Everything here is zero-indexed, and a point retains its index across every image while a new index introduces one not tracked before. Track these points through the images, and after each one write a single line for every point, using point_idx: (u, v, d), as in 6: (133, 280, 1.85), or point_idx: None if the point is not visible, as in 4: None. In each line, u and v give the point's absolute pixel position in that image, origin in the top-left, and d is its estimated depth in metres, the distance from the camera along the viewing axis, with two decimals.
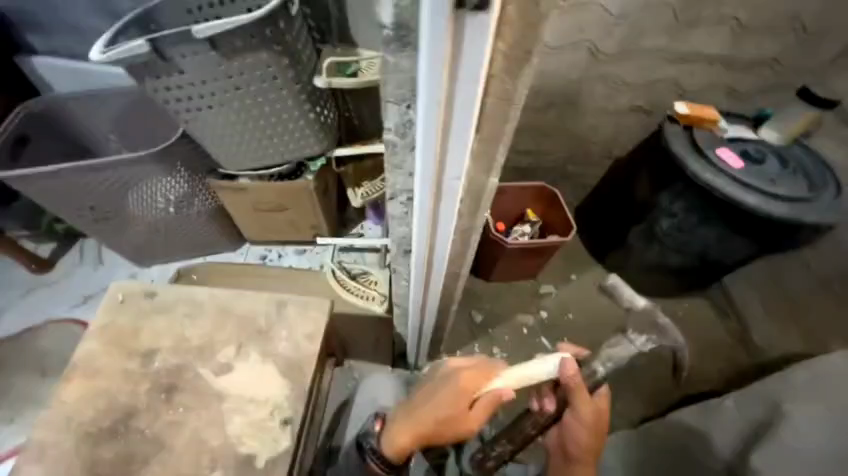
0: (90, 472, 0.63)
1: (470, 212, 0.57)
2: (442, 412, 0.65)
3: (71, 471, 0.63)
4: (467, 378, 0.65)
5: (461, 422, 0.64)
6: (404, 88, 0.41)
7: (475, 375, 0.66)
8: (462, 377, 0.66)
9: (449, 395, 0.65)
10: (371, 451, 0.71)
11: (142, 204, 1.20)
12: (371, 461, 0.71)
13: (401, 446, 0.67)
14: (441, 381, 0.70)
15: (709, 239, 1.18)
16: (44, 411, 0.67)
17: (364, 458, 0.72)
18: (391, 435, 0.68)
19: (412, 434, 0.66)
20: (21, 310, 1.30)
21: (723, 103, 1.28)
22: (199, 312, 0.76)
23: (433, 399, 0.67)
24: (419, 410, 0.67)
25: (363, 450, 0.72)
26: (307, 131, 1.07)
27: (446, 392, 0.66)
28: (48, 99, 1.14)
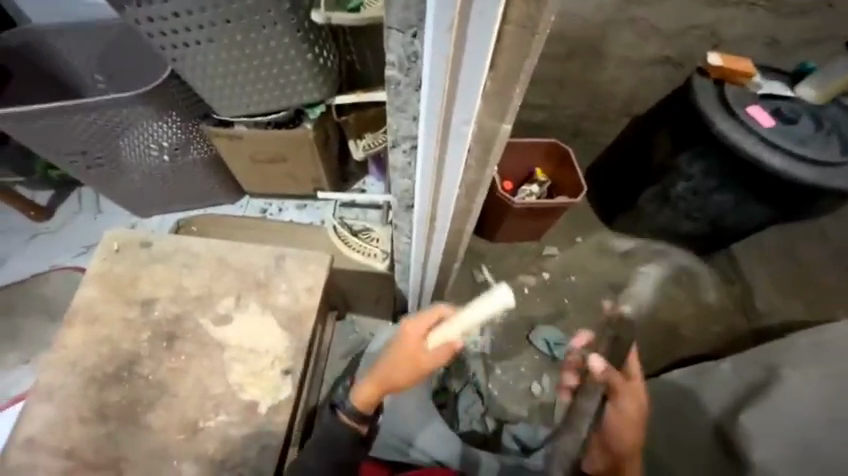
0: (98, 412, 0.65)
1: (478, 163, 0.53)
2: (393, 367, 0.64)
3: (81, 411, 0.65)
4: (410, 332, 0.64)
5: (411, 368, 0.64)
6: (410, 10, 0.36)
7: (419, 325, 0.65)
8: (406, 331, 0.65)
9: (397, 353, 0.64)
10: (342, 406, 0.71)
11: (135, 151, 1.15)
12: (342, 416, 0.71)
13: (366, 400, 0.68)
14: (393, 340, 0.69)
15: (725, 203, 1.15)
16: (48, 355, 0.68)
17: (336, 416, 0.71)
18: (358, 389, 0.69)
19: (374, 384, 0.67)
20: (24, 257, 1.30)
21: (762, 54, 1.16)
22: (197, 263, 0.75)
23: (386, 358, 0.67)
24: (378, 367, 0.68)
25: (335, 410, 0.71)
26: (306, 74, 0.99)
27: (396, 351, 0.65)
28: (26, 32, 1.06)
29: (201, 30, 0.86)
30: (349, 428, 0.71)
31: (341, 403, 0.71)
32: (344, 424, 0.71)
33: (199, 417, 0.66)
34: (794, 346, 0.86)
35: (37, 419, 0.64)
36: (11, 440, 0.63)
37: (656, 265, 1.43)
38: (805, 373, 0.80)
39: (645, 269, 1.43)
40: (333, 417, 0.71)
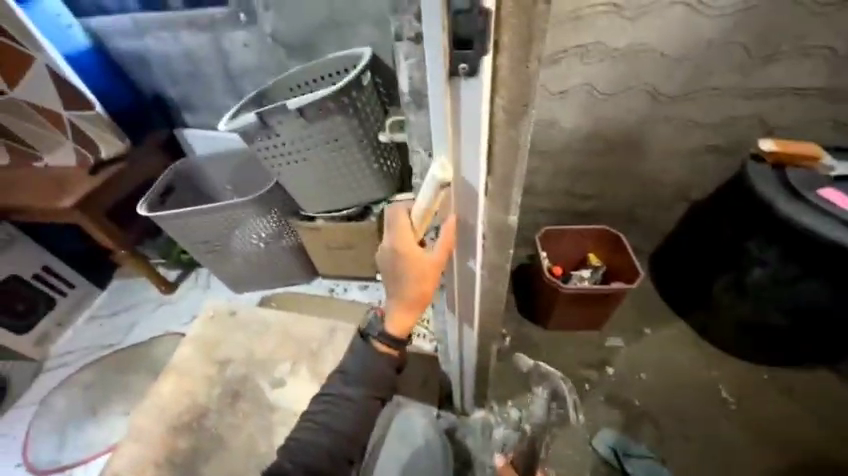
0: (167, 460, 0.75)
1: (495, 249, 0.60)
2: (410, 278, 0.59)
3: (154, 457, 0.75)
4: (403, 241, 0.57)
5: (427, 266, 0.58)
6: (424, 139, 0.48)
7: (404, 227, 0.57)
8: (398, 243, 0.57)
9: (406, 263, 0.58)
10: (373, 332, 0.67)
11: (241, 240, 1.46)
12: (374, 343, 0.67)
13: (403, 326, 0.65)
14: (387, 262, 0.60)
15: (821, 296, 0.98)
16: (144, 401, 0.83)
17: (370, 344, 0.67)
18: (386, 319, 0.66)
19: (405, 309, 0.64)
20: (149, 322, 1.62)
21: (828, 137, 1.11)
22: (266, 331, 0.89)
23: (397, 279, 0.61)
24: (395, 291, 0.62)
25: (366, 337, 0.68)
26: (372, 179, 1.23)
27: (403, 264, 0.58)
28: (189, 160, 1.50)
29: (298, 153, 1.15)
30: (384, 355, 0.67)
31: (369, 329, 0.67)
32: (379, 352, 0.67)
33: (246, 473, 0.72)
34: None
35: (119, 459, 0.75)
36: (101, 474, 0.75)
37: (748, 366, 1.22)
38: None
39: (736, 371, 1.22)
40: (366, 345, 0.68)
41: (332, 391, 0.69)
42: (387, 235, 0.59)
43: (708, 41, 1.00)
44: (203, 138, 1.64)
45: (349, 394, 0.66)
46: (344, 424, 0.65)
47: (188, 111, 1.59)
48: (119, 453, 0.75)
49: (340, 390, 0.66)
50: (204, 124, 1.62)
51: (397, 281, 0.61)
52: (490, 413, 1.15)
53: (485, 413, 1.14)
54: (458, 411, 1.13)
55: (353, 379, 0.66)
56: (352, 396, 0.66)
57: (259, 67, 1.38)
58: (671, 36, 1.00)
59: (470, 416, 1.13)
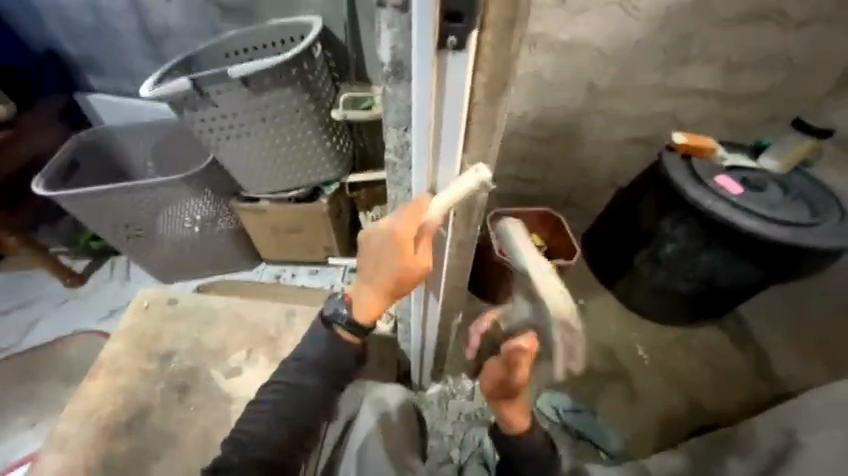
0: (106, 465, 0.69)
1: (463, 223, 0.64)
2: (391, 272, 0.55)
3: (89, 463, 0.69)
4: (403, 229, 0.51)
5: (410, 262, 0.53)
6: (402, 114, 0.48)
7: (412, 217, 0.51)
8: (397, 230, 0.51)
9: (395, 249, 0.52)
10: (339, 319, 0.63)
11: (171, 224, 1.30)
12: (338, 330, 0.64)
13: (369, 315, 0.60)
14: (374, 245, 0.55)
15: (716, 264, 1.18)
16: (71, 403, 0.75)
17: (333, 330, 0.64)
18: (354, 303, 0.61)
19: (373, 294, 0.59)
20: (54, 320, 1.39)
21: (723, 134, 1.28)
22: (215, 319, 0.85)
23: (377, 267, 0.56)
24: (370, 276, 0.58)
25: (329, 323, 0.64)
26: (324, 158, 1.17)
27: (391, 256, 0.53)
28: (98, 130, 1.28)
29: (241, 126, 1.05)
30: (349, 344, 0.65)
31: (335, 316, 0.64)
32: (342, 339, 0.64)
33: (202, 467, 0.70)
34: (808, 410, 0.84)
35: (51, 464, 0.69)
36: None
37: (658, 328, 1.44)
38: (821, 438, 0.76)
39: (649, 334, 1.42)
40: (328, 331, 0.65)
41: (283, 380, 0.66)
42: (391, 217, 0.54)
43: (636, 41, 1.10)
44: (113, 105, 1.40)
45: (306, 384, 0.65)
46: (301, 413, 0.64)
47: (94, 72, 1.36)
48: (43, 464, 0.69)
49: (294, 379, 0.65)
50: (116, 89, 1.40)
51: (377, 266, 0.56)
52: (447, 386, 1.24)
53: (442, 386, 1.24)
54: (417, 387, 1.20)
55: (311, 366, 0.65)
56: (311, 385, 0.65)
57: (183, 26, 1.21)
58: (606, 32, 1.09)
59: (427, 392, 1.22)
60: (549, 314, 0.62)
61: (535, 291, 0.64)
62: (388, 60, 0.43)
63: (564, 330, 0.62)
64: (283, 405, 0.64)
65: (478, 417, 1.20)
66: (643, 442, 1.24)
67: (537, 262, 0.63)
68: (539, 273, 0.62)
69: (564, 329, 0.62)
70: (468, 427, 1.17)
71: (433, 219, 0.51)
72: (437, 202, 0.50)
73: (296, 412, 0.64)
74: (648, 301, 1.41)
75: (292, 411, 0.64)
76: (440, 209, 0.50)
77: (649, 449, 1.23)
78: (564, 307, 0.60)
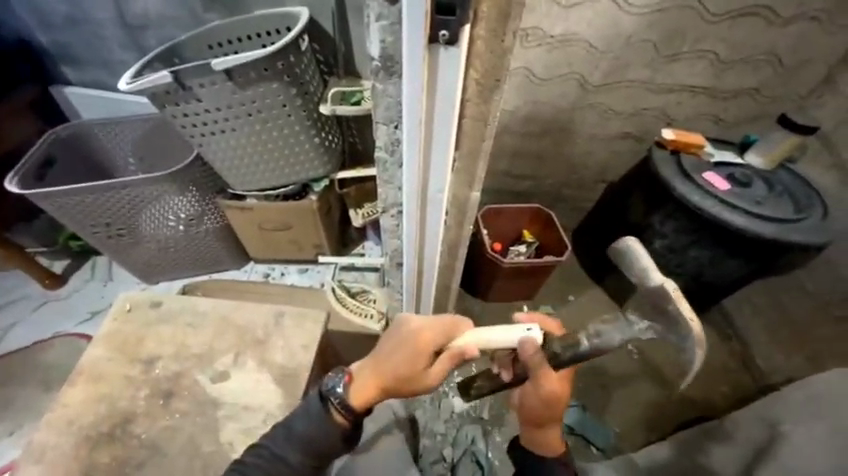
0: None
1: (457, 221, 0.63)
2: (409, 367, 0.57)
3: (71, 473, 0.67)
4: (435, 336, 0.57)
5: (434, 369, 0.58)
6: (391, 110, 0.46)
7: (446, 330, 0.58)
8: (431, 333, 0.57)
9: (424, 354, 0.57)
10: (334, 396, 0.59)
11: (154, 223, 1.26)
12: (331, 408, 0.59)
13: (366, 402, 0.58)
14: (403, 339, 0.58)
15: (703, 260, 1.19)
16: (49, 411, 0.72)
17: (326, 406, 0.59)
18: (355, 383, 0.59)
19: (382, 384, 0.58)
20: (32, 324, 1.34)
21: (711, 131, 1.29)
22: (201, 322, 0.82)
23: (397, 362, 0.57)
24: (381, 364, 0.59)
25: (325, 397, 0.59)
26: (312, 155, 1.14)
27: (414, 354, 0.57)
28: (75, 124, 1.23)
29: (225, 122, 1.01)
30: (336, 426, 0.58)
31: (332, 391, 0.59)
32: (334, 422, 0.58)
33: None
34: (792, 401, 0.85)
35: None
36: None
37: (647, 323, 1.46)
38: (804, 429, 0.77)
39: None
40: (321, 406, 0.59)
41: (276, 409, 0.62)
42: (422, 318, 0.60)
43: (626, 36, 1.09)
44: (90, 98, 1.35)
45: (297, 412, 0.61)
46: None
47: (70, 64, 1.31)
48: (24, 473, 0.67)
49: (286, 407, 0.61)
50: (94, 83, 1.34)
51: (398, 360, 0.57)
52: (438, 384, 1.24)
53: None
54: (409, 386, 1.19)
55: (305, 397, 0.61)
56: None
57: (162, 17, 1.16)
58: (597, 27, 1.08)
59: (419, 390, 1.22)
60: (685, 335, 0.58)
61: (664, 307, 0.59)
62: (378, 55, 0.41)
63: (698, 351, 0.58)
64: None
65: (470, 414, 1.23)
66: (633, 435, 1.26)
67: (666, 279, 0.59)
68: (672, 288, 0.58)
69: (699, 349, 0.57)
70: (460, 425, 1.18)
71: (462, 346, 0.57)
72: (474, 336, 0.58)
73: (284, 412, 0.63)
74: None
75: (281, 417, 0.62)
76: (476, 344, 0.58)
77: (637, 441, 1.25)
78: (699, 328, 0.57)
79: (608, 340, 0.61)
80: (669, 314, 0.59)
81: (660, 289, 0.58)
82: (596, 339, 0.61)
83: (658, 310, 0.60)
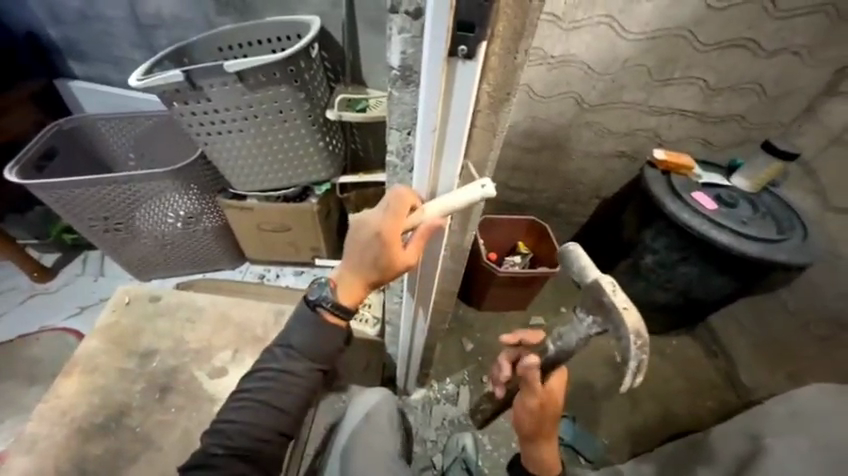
0: (80, 464, 0.75)
1: (460, 226, 0.65)
2: (379, 263, 0.55)
3: (63, 458, 0.75)
4: (393, 227, 0.52)
5: (401, 257, 0.54)
6: (406, 117, 0.48)
7: (402, 215, 0.52)
8: (387, 227, 0.52)
9: (387, 247, 0.53)
10: (324, 303, 0.63)
11: (153, 219, 1.26)
12: (323, 314, 0.64)
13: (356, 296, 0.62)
14: (366, 234, 0.55)
15: (691, 277, 1.23)
16: (50, 402, 0.81)
17: (317, 314, 0.64)
18: (341, 288, 0.62)
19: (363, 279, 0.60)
20: (18, 317, 1.32)
21: (700, 153, 1.35)
22: (199, 316, 0.93)
23: (368, 256, 0.56)
24: (357, 262, 0.59)
25: (314, 307, 0.64)
26: (316, 158, 1.16)
27: (380, 251, 0.54)
28: (78, 118, 1.23)
29: (232, 122, 1.03)
30: (333, 328, 0.65)
31: (319, 300, 0.63)
32: (327, 322, 0.64)
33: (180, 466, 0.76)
34: (775, 415, 0.88)
35: (26, 464, 0.74)
36: None
37: None
38: (786, 441, 0.80)
39: None
40: (313, 314, 0.64)
41: (267, 366, 0.64)
42: (378, 211, 0.55)
43: (623, 59, 1.15)
44: (95, 93, 1.36)
45: (293, 370, 0.63)
46: (287, 410, 0.64)
47: (77, 58, 1.32)
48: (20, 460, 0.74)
49: (280, 366, 0.63)
50: (100, 78, 1.36)
51: (368, 254, 0.56)
52: (431, 391, 1.26)
53: (426, 390, 1.26)
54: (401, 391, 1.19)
55: (300, 352, 0.64)
56: (298, 373, 0.64)
57: (174, 17, 1.18)
58: (594, 50, 1.13)
59: (411, 396, 1.23)
60: (620, 326, 0.58)
61: (601, 301, 0.60)
62: (397, 65, 0.44)
63: (636, 341, 0.57)
64: (264, 395, 0.63)
65: (461, 422, 1.21)
66: (620, 446, 1.28)
67: (602, 275, 0.61)
68: (606, 282, 0.59)
69: (636, 340, 0.57)
70: (451, 432, 1.18)
71: (425, 224, 0.52)
72: (436, 206, 0.51)
73: (283, 407, 0.63)
74: None
75: (278, 403, 0.63)
76: (441, 213, 0.51)
77: (624, 453, 1.27)
78: (635, 319, 0.57)
79: (568, 342, 0.68)
80: (607, 308, 0.60)
81: (595, 284, 0.60)
82: (556, 343, 0.69)
83: (601, 306, 0.61)
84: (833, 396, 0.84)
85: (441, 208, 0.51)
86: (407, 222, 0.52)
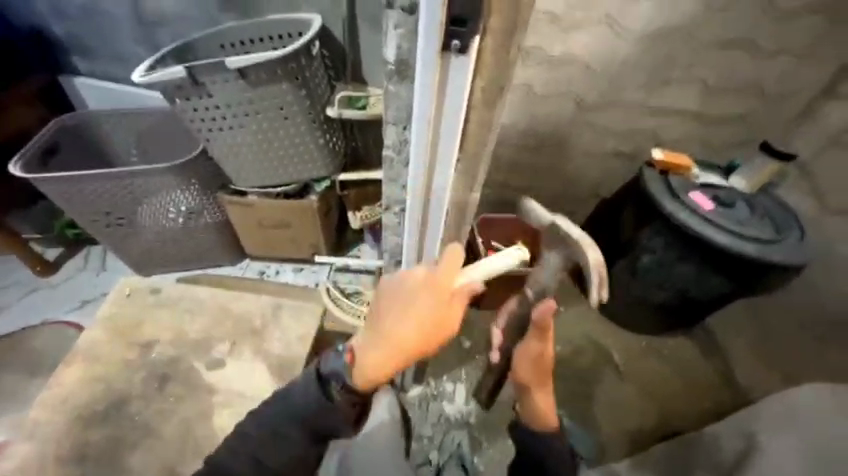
0: (82, 450, 0.77)
1: (455, 222, 0.66)
2: (418, 326, 0.54)
3: (66, 444, 0.77)
4: (437, 282, 0.55)
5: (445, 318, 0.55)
6: (401, 112, 0.49)
7: (450, 271, 0.56)
8: (430, 280, 0.55)
9: (432, 307, 0.54)
10: (337, 376, 0.61)
11: (154, 214, 1.27)
12: (336, 394, 0.62)
13: (378, 376, 0.57)
14: (403, 296, 0.56)
15: (688, 276, 1.23)
16: (53, 390, 0.83)
17: (329, 396, 0.62)
18: (358, 366, 0.58)
19: (392, 353, 0.55)
20: (20, 309, 1.34)
21: (700, 153, 1.35)
22: (199, 309, 0.95)
23: (407, 321, 0.55)
24: (387, 335, 0.55)
25: (327, 383, 0.62)
26: (316, 154, 1.17)
27: (420, 306, 0.54)
28: (81, 114, 1.25)
29: (233, 118, 1.04)
30: (345, 410, 0.63)
31: (335, 376, 0.61)
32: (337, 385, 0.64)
33: (180, 458, 0.78)
34: (768, 413, 0.88)
35: (28, 450, 0.76)
36: None
37: (632, 336, 1.50)
38: (780, 440, 0.80)
39: (626, 341, 1.48)
40: (320, 386, 0.63)
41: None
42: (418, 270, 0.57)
43: (621, 59, 1.15)
44: (98, 89, 1.38)
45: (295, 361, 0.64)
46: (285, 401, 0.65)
47: (81, 54, 1.34)
48: (23, 447, 0.77)
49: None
50: (103, 73, 1.37)
51: (406, 315, 0.55)
52: (428, 388, 1.26)
53: (423, 387, 1.25)
54: (399, 388, 1.20)
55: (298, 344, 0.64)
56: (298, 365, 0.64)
57: (178, 14, 1.19)
58: (594, 50, 1.14)
59: (408, 393, 1.23)
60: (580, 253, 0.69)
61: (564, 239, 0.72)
62: (393, 59, 0.45)
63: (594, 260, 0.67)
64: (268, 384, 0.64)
65: (456, 420, 1.22)
66: (615, 445, 1.29)
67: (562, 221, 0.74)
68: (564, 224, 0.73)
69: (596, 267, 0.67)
70: (448, 428, 1.20)
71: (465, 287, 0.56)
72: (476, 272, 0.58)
73: (283, 396, 0.65)
74: (625, 309, 1.46)
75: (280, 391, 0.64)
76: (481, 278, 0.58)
77: (619, 452, 1.27)
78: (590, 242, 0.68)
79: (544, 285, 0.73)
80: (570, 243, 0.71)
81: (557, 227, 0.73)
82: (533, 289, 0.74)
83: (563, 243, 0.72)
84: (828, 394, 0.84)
85: (484, 272, 0.58)
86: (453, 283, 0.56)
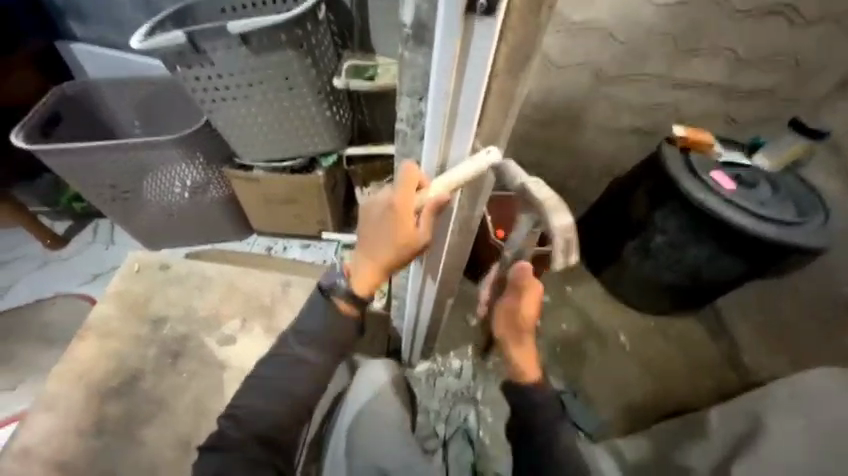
0: (100, 421, 0.80)
1: (469, 201, 0.64)
2: (389, 246, 0.56)
3: (84, 415, 0.80)
4: (400, 202, 0.52)
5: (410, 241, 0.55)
6: (418, 82, 0.45)
7: (407, 192, 0.52)
8: (394, 204, 0.53)
9: (395, 228, 0.54)
10: (338, 289, 0.66)
11: (159, 188, 1.25)
12: (335, 300, 0.66)
13: (368, 285, 0.63)
14: (374, 219, 0.57)
15: (702, 258, 1.20)
16: (69, 362, 0.85)
17: (331, 302, 0.67)
18: (355, 274, 0.63)
19: (375, 265, 0.61)
20: (32, 282, 1.35)
21: (722, 130, 1.29)
22: (208, 286, 0.95)
23: (380, 239, 0.57)
24: (370, 247, 0.60)
25: (327, 294, 0.67)
26: (322, 128, 1.13)
27: (391, 226, 0.54)
28: (80, 84, 1.21)
29: (237, 88, 1.00)
30: (343, 315, 0.67)
31: (333, 287, 0.66)
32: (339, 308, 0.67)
33: (195, 430, 0.80)
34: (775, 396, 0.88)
35: (48, 420, 0.79)
36: (17, 438, 0.78)
37: (639, 317, 1.49)
38: (786, 422, 0.80)
39: (633, 321, 1.48)
40: (327, 302, 0.67)
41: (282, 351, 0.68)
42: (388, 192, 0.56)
43: (646, 26, 1.08)
44: (96, 57, 1.33)
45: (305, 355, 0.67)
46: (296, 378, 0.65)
47: (77, 20, 1.28)
48: (42, 416, 0.79)
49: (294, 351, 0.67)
50: (101, 40, 1.32)
51: (378, 236, 0.57)
52: (435, 365, 1.28)
53: (430, 363, 1.28)
54: (406, 364, 1.21)
55: (310, 339, 0.67)
56: (311, 360, 0.67)
57: None
58: (617, 16, 1.06)
59: (415, 369, 1.25)
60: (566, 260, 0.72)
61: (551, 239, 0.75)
62: (410, 22, 0.41)
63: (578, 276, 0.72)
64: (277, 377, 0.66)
65: (463, 394, 1.25)
66: (619, 423, 1.31)
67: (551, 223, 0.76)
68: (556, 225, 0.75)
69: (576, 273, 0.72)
70: (454, 403, 1.22)
71: (427, 203, 0.52)
72: (440, 181, 0.51)
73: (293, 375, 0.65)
74: (633, 290, 1.45)
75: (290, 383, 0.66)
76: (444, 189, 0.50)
77: (622, 429, 1.30)
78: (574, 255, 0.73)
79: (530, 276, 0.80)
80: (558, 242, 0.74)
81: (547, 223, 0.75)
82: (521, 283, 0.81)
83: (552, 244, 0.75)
84: (841, 379, 0.83)
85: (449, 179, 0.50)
86: (413, 199, 0.52)
